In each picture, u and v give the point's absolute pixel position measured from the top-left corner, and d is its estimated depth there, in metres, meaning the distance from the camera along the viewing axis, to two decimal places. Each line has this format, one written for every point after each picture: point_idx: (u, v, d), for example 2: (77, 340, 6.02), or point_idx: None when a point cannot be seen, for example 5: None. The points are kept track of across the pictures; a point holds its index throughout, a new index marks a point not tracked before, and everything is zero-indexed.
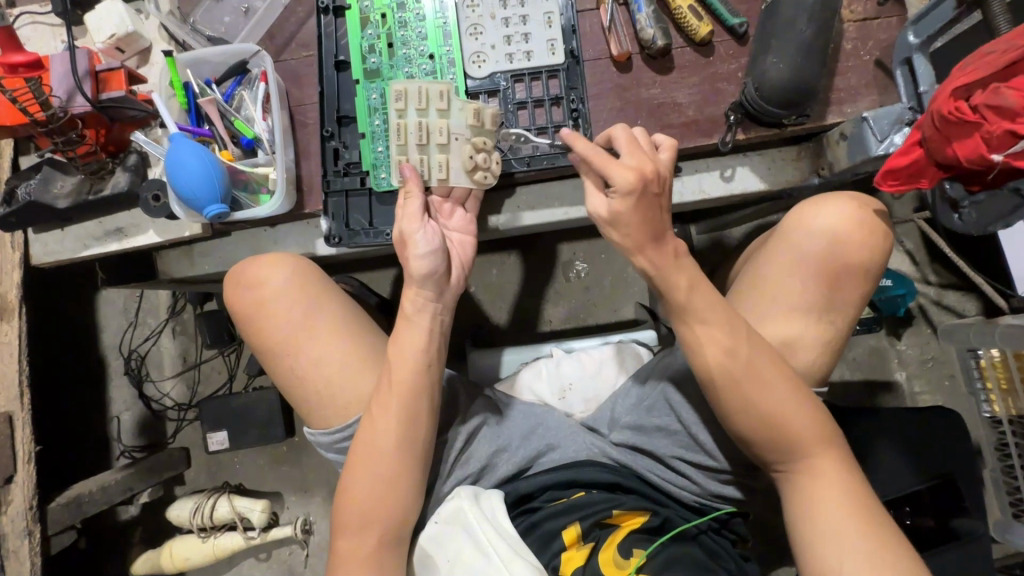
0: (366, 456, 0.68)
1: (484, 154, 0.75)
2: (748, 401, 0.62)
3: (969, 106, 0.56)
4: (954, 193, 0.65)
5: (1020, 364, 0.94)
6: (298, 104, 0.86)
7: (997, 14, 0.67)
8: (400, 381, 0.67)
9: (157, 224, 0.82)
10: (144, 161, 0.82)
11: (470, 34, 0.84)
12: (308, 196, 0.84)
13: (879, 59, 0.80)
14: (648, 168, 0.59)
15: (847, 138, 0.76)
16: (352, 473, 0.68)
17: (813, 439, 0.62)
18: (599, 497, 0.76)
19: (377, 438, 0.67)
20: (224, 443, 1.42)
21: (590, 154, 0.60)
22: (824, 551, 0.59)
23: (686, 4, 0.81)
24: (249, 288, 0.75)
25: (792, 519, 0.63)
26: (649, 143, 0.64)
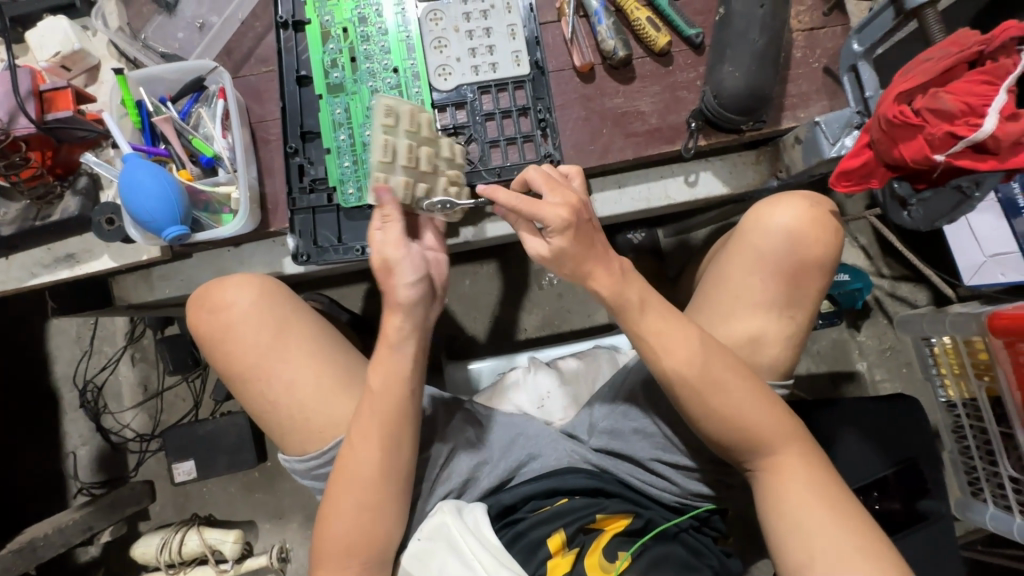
0: (344, 481, 0.66)
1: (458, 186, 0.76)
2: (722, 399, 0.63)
3: (911, 110, 0.59)
4: (901, 191, 0.68)
5: (970, 350, 0.99)
6: (259, 121, 0.84)
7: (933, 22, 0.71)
8: (375, 401, 0.66)
9: (112, 249, 0.78)
10: (96, 184, 0.78)
11: (434, 47, 0.84)
12: (274, 214, 0.82)
13: (827, 67, 0.84)
14: (575, 202, 0.59)
15: (801, 142, 0.79)
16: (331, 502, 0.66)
17: (785, 433, 0.64)
18: (582, 502, 0.76)
19: (355, 463, 0.66)
20: (191, 473, 1.37)
21: (514, 201, 0.60)
22: (796, 542, 0.60)
23: (644, 16, 0.83)
24: (212, 311, 0.72)
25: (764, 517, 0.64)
26: (560, 174, 0.65)
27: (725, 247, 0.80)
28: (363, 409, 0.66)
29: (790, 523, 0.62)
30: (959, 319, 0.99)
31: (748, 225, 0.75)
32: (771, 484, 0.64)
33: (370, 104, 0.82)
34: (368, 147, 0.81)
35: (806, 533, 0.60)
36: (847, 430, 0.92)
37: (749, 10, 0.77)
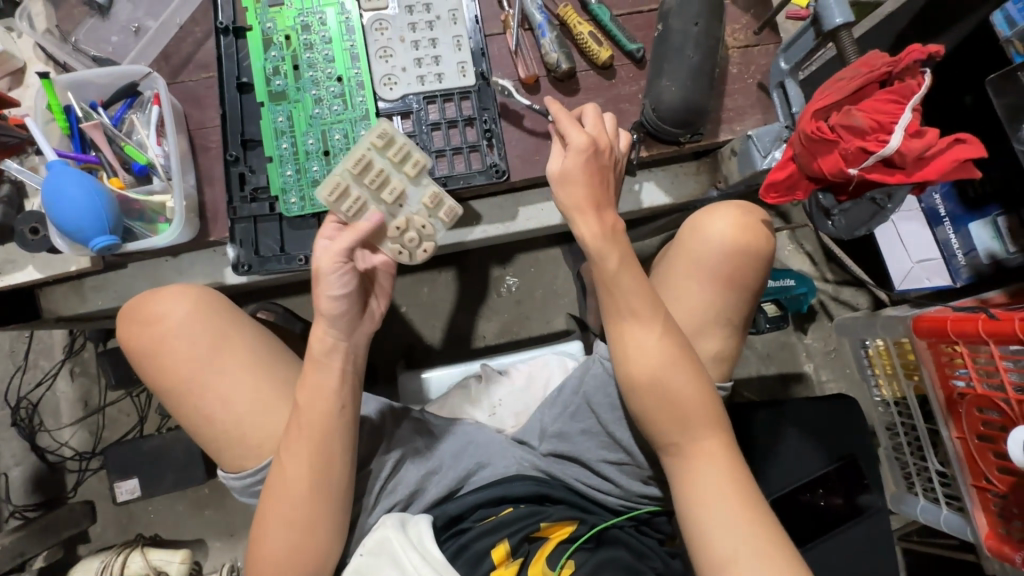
0: (278, 496, 0.65)
1: (416, 236, 0.72)
2: (642, 397, 0.66)
3: (827, 126, 0.63)
4: (826, 203, 0.72)
5: (899, 351, 1.05)
6: (198, 128, 0.82)
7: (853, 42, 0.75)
8: (308, 411, 0.65)
9: (37, 259, 0.74)
10: (20, 192, 0.75)
11: (380, 56, 0.84)
12: (214, 223, 0.80)
13: (761, 83, 0.88)
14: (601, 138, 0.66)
15: (736, 154, 0.84)
16: (264, 517, 0.65)
17: (704, 426, 0.65)
18: (527, 510, 0.77)
19: (288, 476, 0.65)
20: (134, 491, 1.32)
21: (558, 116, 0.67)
22: (712, 537, 0.60)
23: (587, 31, 0.85)
24: (144, 325, 0.70)
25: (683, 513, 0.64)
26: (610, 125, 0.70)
27: (665, 255, 0.82)
28: (296, 422, 0.65)
29: (702, 510, 0.62)
30: (889, 322, 1.05)
31: (684, 235, 0.77)
32: (686, 473, 0.65)
33: (313, 112, 0.81)
34: (311, 156, 0.80)
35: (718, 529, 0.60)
36: (789, 429, 0.95)
37: (684, 27, 0.80)
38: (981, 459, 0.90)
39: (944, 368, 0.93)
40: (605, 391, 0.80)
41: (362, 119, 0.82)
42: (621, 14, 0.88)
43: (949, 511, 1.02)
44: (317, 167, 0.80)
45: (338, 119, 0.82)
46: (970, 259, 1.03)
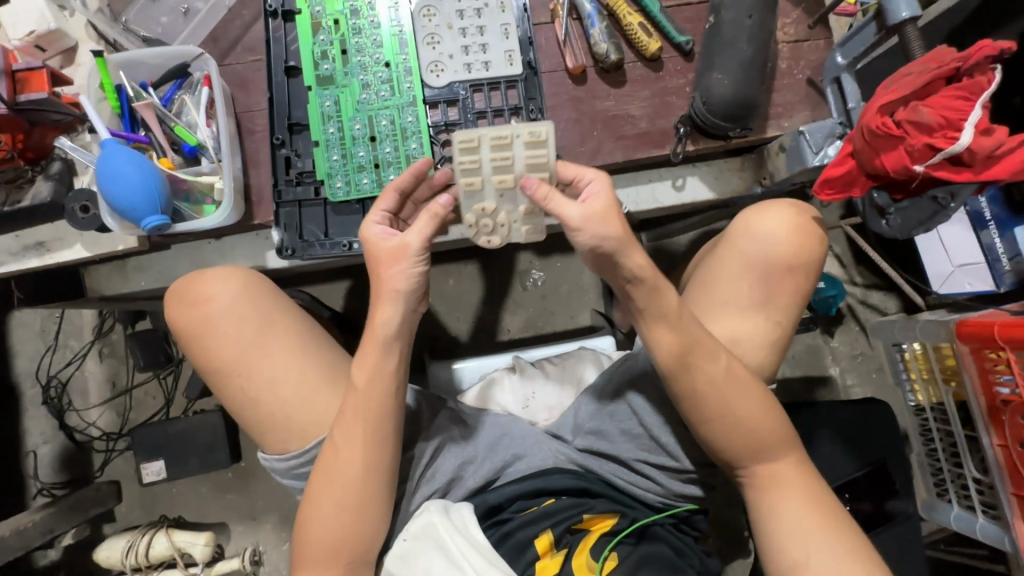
0: (330, 478, 0.65)
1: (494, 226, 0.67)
2: (710, 404, 0.66)
3: (893, 121, 0.61)
4: (881, 201, 0.71)
5: (939, 356, 1.03)
6: (245, 111, 0.82)
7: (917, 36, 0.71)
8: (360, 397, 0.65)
9: (85, 238, 0.75)
10: (70, 169, 0.75)
11: (427, 43, 0.83)
12: (258, 207, 0.80)
13: (811, 78, 0.87)
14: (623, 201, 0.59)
15: (785, 150, 0.82)
16: (318, 503, 0.65)
17: (773, 436, 0.66)
18: (570, 502, 0.77)
19: (345, 463, 0.65)
20: (161, 473, 1.33)
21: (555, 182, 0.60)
22: (785, 541, 0.63)
23: (637, 22, 0.84)
24: (192, 305, 0.70)
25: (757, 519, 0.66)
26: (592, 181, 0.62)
27: (711, 250, 0.81)
28: (347, 406, 0.65)
29: (777, 521, 0.64)
30: (929, 326, 1.03)
31: (736, 231, 0.76)
32: (764, 487, 0.66)
33: (361, 97, 0.81)
34: (357, 141, 0.80)
35: (791, 533, 0.63)
36: (822, 432, 0.94)
37: (737, 20, 0.79)
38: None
39: (988, 374, 0.92)
40: (650, 391, 0.81)
41: (409, 105, 0.82)
42: (669, 5, 0.87)
43: (986, 520, 1.00)
44: (363, 152, 0.80)
45: (386, 105, 0.82)
46: (1014, 263, 1.00)
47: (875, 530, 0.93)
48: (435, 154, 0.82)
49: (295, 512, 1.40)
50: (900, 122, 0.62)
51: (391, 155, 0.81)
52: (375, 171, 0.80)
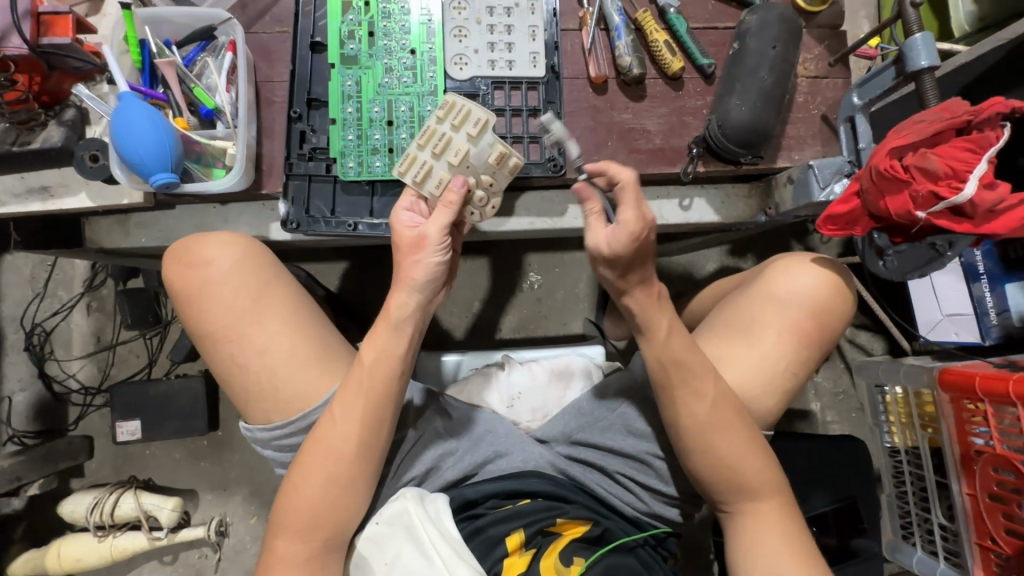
0: (319, 454, 0.65)
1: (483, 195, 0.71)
2: (703, 431, 0.66)
3: (901, 165, 0.63)
4: (880, 242, 0.72)
5: (919, 401, 1.05)
6: (266, 81, 0.82)
7: None
8: (361, 379, 0.65)
9: (91, 188, 0.74)
10: (83, 118, 0.75)
11: (454, 35, 0.84)
12: (268, 177, 0.80)
13: (826, 115, 0.89)
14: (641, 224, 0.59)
15: (793, 182, 0.84)
16: (298, 485, 0.65)
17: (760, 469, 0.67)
18: (544, 504, 0.79)
19: (334, 443, 0.65)
20: (135, 433, 1.33)
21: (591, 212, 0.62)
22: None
23: (662, 39, 0.85)
24: (190, 266, 0.69)
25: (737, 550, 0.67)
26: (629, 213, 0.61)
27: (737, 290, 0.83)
28: (348, 384, 0.66)
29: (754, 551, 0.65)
30: (912, 370, 1.05)
31: (770, 279, 0.79)
32: (741, 520, 0.68)
33: (382, 81, 0.82)
34: (374, 124, 0.81)
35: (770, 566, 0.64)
36: (794, 464, 0.96)
37: (761, 50, 0.80)
38: (989, 519, 0.90)
39: (965, 425, 0.93)
40: (647, 416, 0.87)
41: (430, 94, 0.82)
42: (696, 27, 0.88)
43: (947, 566, 1.02)
44: (379, 135, 0.80)
45: (406, 91, 0.82)
46: (1001, 318, 1.03)
47: (837, 565, 0.94)
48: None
49: (266, 487, 1.39)
50: (908, 167, 0.63)
51: (406, 141, 0.81)
52: (388, 155, 0.80)
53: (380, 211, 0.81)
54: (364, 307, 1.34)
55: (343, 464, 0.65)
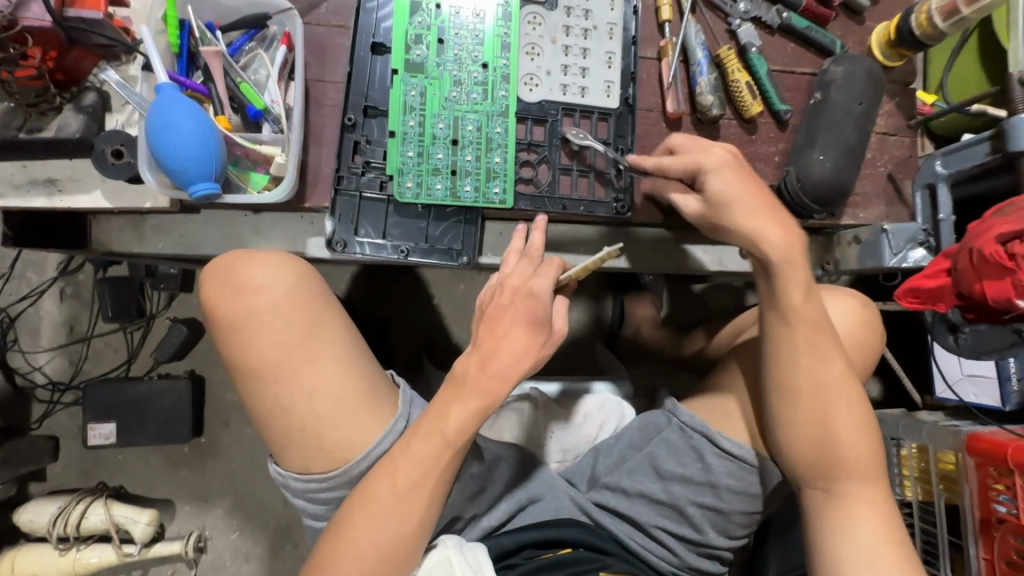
0: (357, 530, 0.59)
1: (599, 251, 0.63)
2: (814, 400, 0.63)
3: (1005, 251, 0.60)
4: (954, 317, 0.71)
5: (938, 460, 1.06)
6: (317, 79, 0.73)
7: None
8: (427, 445, 0.60)
9: (109, 187, 0.64)
10: (104, 103, 0.65)
11: (526, 52, 0.77)
12: (313, 189, 0.72)
13: (891, 174, 0.86)
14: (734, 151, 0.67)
15: (860, 242, 0.82)
16: (341, 555, 0.59)
17: (871, 508, 0.62)
18: (585, 556, 0.74)
19: (376, 513, 0.59)
20: (110, 437, 1.21)
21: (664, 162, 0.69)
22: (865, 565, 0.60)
23: (744, 80, 0.80)
24: (240, 293, 0.65)
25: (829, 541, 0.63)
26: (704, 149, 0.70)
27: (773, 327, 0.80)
28: (414, 450, 0.60)
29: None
30: (936, 430, 1.05)
31: None
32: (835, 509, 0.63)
33: (449, 95, 0.74)
34: (437, 141, 0.74)
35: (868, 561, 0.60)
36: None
37: (845, 105, 0.78)
38: None
39: (987, 490, 0.95)
40: (679, 459, 0.76)
41: (500, 114, 0.75)
42: (774, 70, 0.85)
43: None
44: (441, 155, 0.73)
45: (475, 109, 0.75)
46: (1022, 385, 1.04)
47: None
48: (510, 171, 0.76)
49: (251, 500, 1.29)
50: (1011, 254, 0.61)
51: (471, 164, 0.74)
52: (450, 177, 0.74)
53: (436, 237, 0.74)
54: (372, 317, 1.26)
55: (402, 537, 0.60)
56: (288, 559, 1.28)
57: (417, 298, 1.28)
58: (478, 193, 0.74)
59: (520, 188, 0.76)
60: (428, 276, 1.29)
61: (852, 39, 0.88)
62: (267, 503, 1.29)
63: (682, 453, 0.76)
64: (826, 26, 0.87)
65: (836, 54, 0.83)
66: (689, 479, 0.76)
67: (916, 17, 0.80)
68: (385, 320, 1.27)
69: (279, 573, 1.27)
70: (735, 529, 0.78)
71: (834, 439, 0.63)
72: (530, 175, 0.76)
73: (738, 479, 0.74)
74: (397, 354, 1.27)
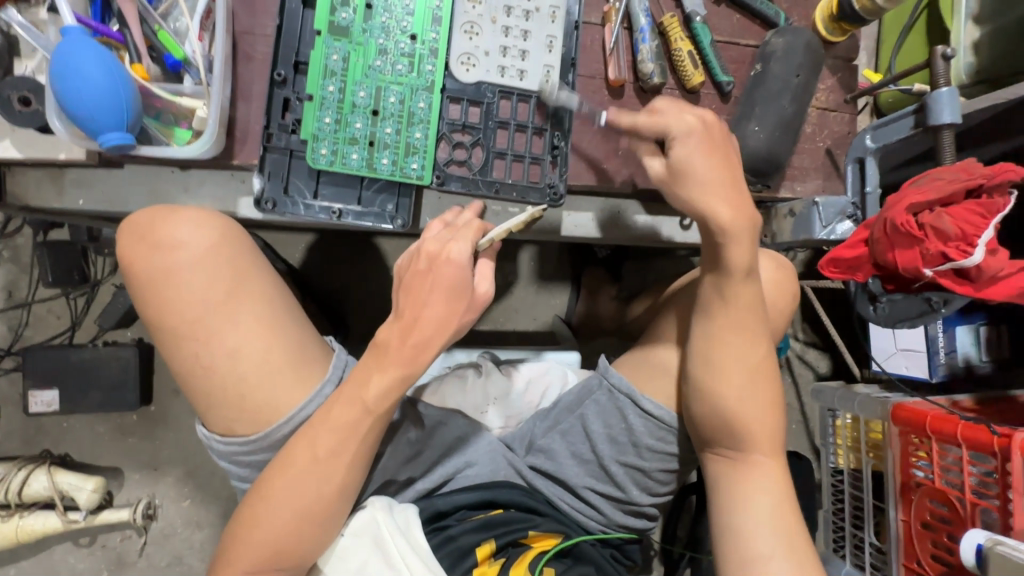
0: (273, 488, 0.60)
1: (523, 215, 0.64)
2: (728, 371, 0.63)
3: (917, 222, 0.63)
4: (874, 288, 0.74)
5: (867, 430, 1.11)
6: (245, 31, 0.71)
7: (945, 143, 0.74)
8: (341, 409, 0.59)
9: (19, 137, 0.62)
10: (11, 48, 0.62)
11: (464, 30, 0.75)
12: (241, 144, 0.70)
13: (829, 149, 0.87)
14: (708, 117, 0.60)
15: (794, 216, 0.84)
16: (257, 509, 0.60)
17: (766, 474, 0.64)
18: (516, 517, 0.76)
19: (285, 472, 0.60)
20: (52, 404, 1.19)
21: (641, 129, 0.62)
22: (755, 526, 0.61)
23: (686, 49, 0.80)
24: (157, 248, 0.65)
25: (731, 505, 0.63)
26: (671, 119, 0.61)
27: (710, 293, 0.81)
28: (334, 413, 0.59)
29: (754, 566, 0.59)
30: (867, 401, 1.10)
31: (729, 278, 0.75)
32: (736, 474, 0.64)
33: (374, 62, 0.72)
34: (357, 109, 0.72)
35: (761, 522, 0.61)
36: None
37: (782, 78, 0.79)
38: (919, 544, 0.97)
39: (908, 456, 1.00)
40: (607, 421, 0.77)
41: (424, 89, 0.74)
42: (718, 40, 0.85)
43: None
44: (359, 125, 0.72)
45: (399, 81, 0.73)
46: (949, 358, 1.09)
47: None
48: (442, 151, 0.75)
49: (203, 468, 1.29)
50: (922, 225, 0.63)
51: (390, 136, 0.73)
52: (367, 148, 0.72)
53: (368, 201, 0.74)
54: (323, 285, 1.25)
55: (322, 496, 0.60)
56: None
57: (371, 268, 1.27)
58: (394, 167, 0.73)
59: (452, 169, 0.76)
60: (381, 245, 1.27)
61: (797, 12, 0.88)
62: (219, 471, 1.29)
63: (608, 416, 0.77)
64: None
65: (779, 26, 0.83)
66: (613, 439, 0.78)
67: None
68: (338, 290, 1.26)
69: None
70: (657, 487, 0.81)
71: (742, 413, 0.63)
72: (463, 157, 0.76)
73: (659, 440, 0.76)
74: (351, 324, 1.26)
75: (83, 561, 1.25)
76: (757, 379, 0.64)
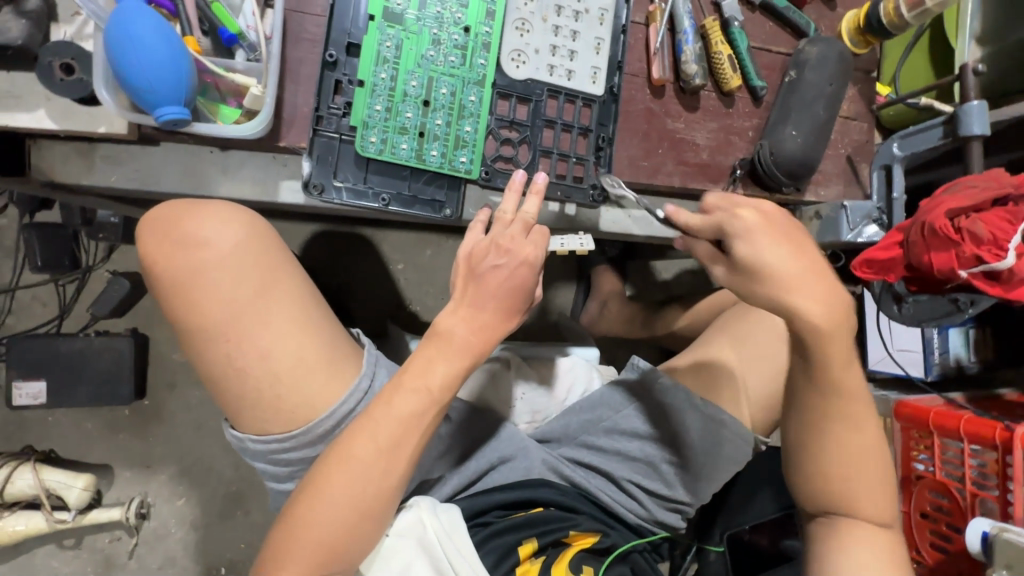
0: (331, 483, 0.58)
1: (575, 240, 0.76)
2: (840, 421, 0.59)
3: (954, 226, 0.67)
4: (901, 290, 0.78)
5: None
6: (294, 10, 0.69)
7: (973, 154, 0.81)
8: (405, 399, 0.59)
9: (54, 106, 0.59)
10: (49, 11, 0.60)
11: (515, 27, 0.75)
12: (288, 127, 0.68)
13: (850, 156, 0.90)
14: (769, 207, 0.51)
15: (821, 218, 0.89)
16: (313, 506, 0.58)
17: (878, 518, 0.62)
18: (556, 515, 0.76)
19: (351, 472, 0.58)
20: (38, 397, 1.12)
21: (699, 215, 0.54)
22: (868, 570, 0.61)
23: (726, 53, 0.82)
24: (185, 246, 0.62)
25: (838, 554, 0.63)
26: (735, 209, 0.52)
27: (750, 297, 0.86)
28: (400, 403, 0.59)
29: None
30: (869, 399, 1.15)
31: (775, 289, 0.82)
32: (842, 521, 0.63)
33: (427, 52, 0.71)
34: (408, 99, 0.71)
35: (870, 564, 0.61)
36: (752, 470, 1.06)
37: (815, 86, 0.82)
38: (918, 533, 1.01)
39: (909, 450, 1.06)
40: (657, 424, 0.81)
41: (476, 83, 0.73)
42: (753, 46, 0.87)
43: None
44: (410, 114, 0.71)
45: (451, 73, 0.72)
46: (942, 357, 1.15)
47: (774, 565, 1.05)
48: (490, 147, 0.74)
49: (198, 466, 1.22)
50: (958, 229, 0.67)
51: (440, 128, 0.72)
52: (417, 138, 0.71)
53: (418, 190, 0.73)
54: (332, 278, 1.21)
55: (382, 488, 0.59)
56: (238, 527, 1.22)
57: (382, 261, 1.24)
58: (444, 159, 0.72)
59: (499, 166, 0.75)
60: (393, 238, 1.25)
61: (824, 23, 0.91)
62: (216, 470, 1.23)
63: (653, 417, 0.81)
64: (801, 9, 0.90)
65: (811, 36, 0.86)
66: (664, 441, 0.81)
67: (884, 7, 0.83)
68: (346, 283, 1.22)
69: (226, 542, 1.22)
70: (701, 488, 0.82)
71: (853, 471, 0.60)
72: (510, 153, 0.75)
73: (710, 439, 0.79)
74: (360, 318, 1.22)
75: (67, 564, 1.18)
76: (869, 422, 0.60)
